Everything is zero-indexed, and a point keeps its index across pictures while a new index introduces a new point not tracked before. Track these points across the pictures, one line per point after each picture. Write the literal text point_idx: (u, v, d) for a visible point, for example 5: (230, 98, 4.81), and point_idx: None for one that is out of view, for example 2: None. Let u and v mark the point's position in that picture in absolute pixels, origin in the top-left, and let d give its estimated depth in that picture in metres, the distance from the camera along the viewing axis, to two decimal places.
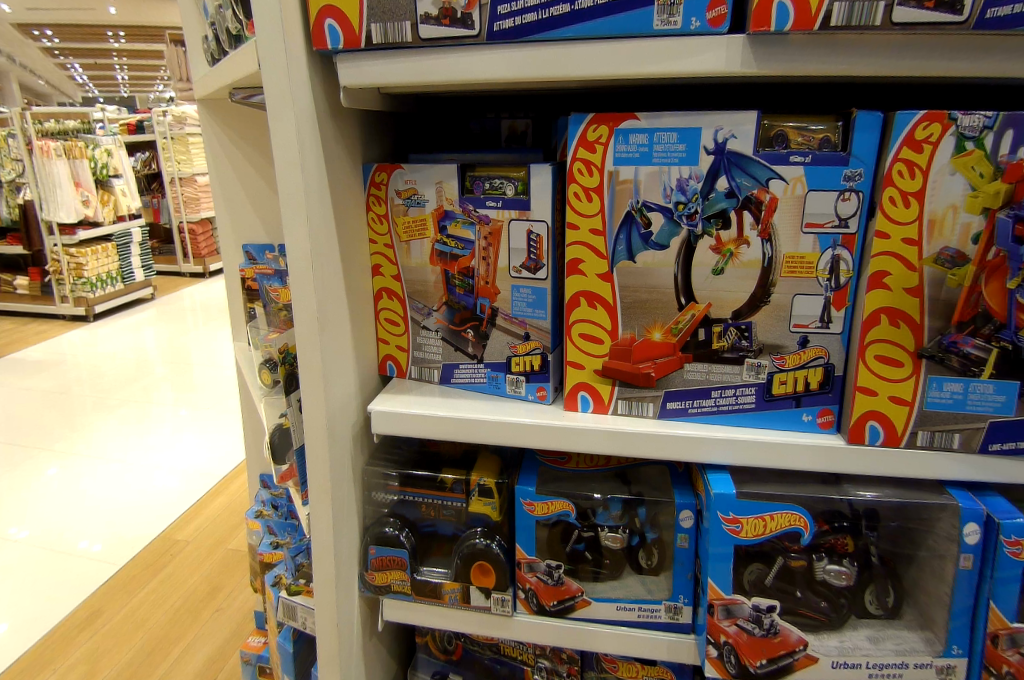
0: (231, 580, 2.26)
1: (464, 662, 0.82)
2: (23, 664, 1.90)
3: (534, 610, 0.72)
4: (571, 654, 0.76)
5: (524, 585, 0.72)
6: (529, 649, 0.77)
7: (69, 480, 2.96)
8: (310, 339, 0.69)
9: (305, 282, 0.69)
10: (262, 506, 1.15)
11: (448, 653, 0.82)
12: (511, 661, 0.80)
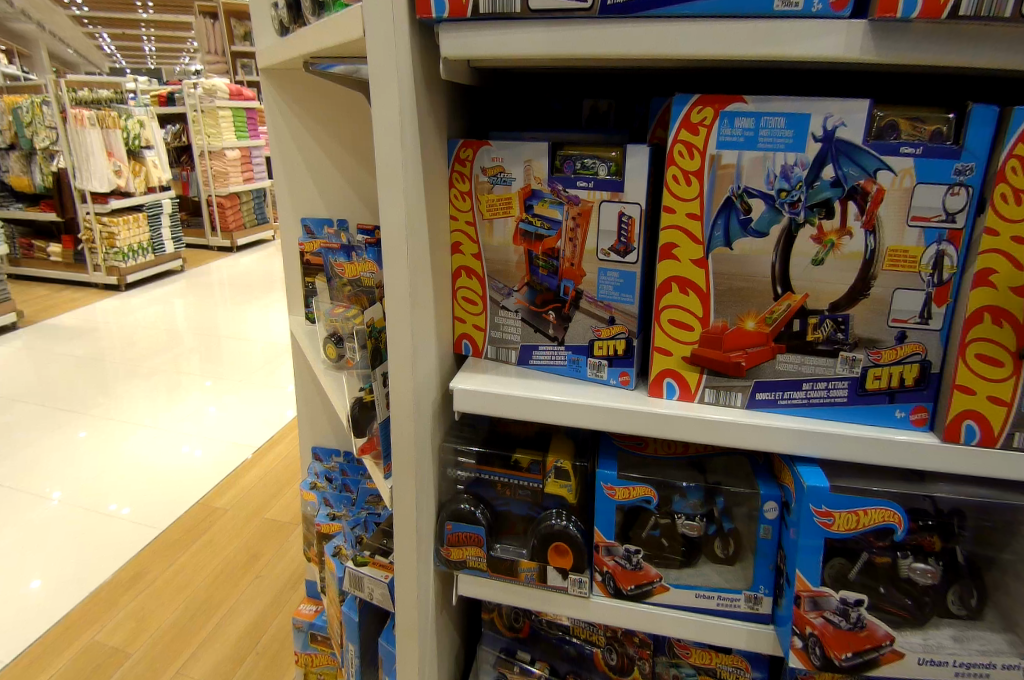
0: (269, 548, 2.31)
1: (532, 641, 0.84)
2: (70, 621, 1.97)
3: (611, 593, 0.72)
4: (643, 637, 0.77)
5: (601, 568, 0.72)
6: (601, 632, 0.80)
7: (105, 444, 3.03)
8: (401, 315, 0.69)
9: (400, 256, 0.68)
10: (318, 479, 1.20)
11: (516, 630, 0.84)
12: (580, 643, 0.82)
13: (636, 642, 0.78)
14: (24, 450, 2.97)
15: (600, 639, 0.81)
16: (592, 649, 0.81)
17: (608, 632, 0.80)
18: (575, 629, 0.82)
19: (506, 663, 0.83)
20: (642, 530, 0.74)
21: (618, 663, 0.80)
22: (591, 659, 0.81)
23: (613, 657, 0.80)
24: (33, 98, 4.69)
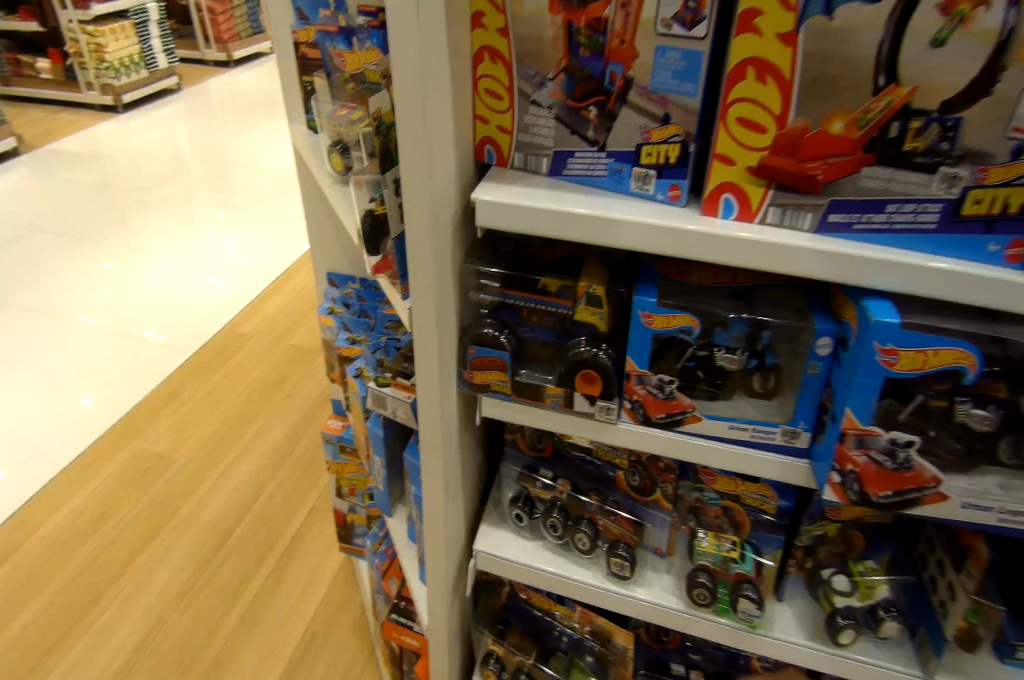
0: (296, 372, 2.39)
1: (556, 461, 0.87)
2: (119, 431, 2.14)
3: (640, 420, 0.69)
4: (668, 463, 0.77)
5: (631, 396, 0.68)
6: (625, 455, 0.81)
7: (127, 271, 3.05)
8: (412, 109, 0.57)
9: (407, 27, 0.54)
10: (334, 305, 1.16)
11: (538, 450, 0.87)
12: (602, 466, 0.84)
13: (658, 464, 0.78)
14: (50, 275, 3.02)
15: (623, 462, 0.81)
16: (614, 471, 0.83)
17: (631, 455, 0.80)
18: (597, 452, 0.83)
19: (527, 478, 0.86)
20: (676, 361, 0.71)
21: (640, 485, 0.80)
22: (613, 480, 0.83)
23: (635, 479, 0.80)
24: None
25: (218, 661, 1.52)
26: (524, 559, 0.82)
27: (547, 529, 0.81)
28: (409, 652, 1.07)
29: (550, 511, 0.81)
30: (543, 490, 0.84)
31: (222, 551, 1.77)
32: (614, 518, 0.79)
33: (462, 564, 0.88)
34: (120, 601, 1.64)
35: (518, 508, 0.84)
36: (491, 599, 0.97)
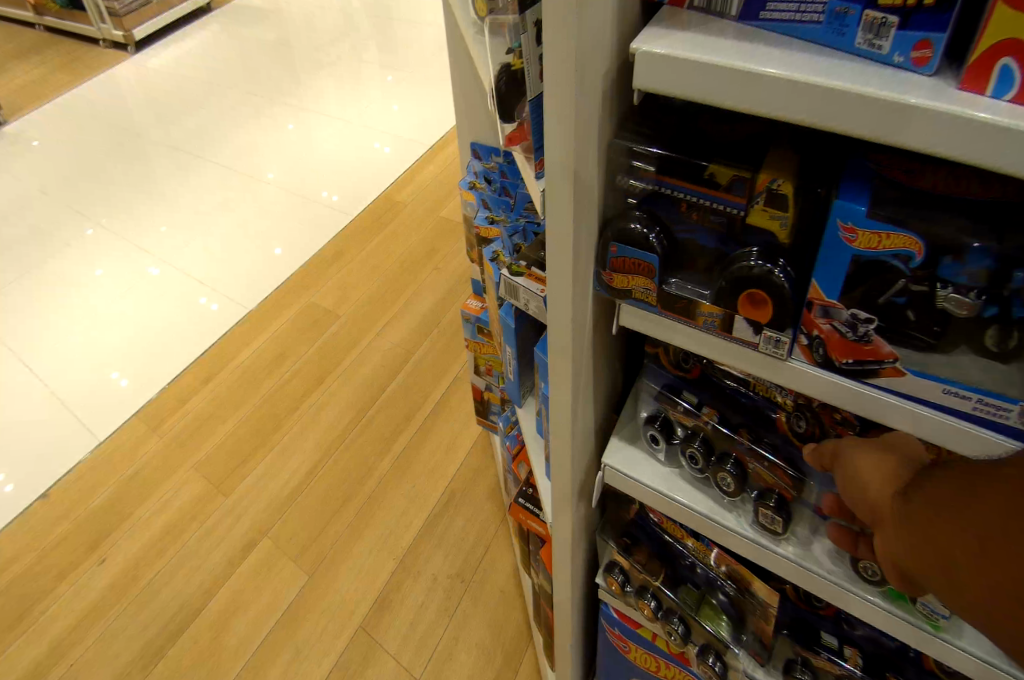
0: (445, 244, 2.43)
1: (702, 383, 0.77)
2: (294, 284, 2.36)
3: (816, 363, 0.52)
4: (847, 416, 0.66)
5: (811, 332, 0.51)
6: (791, 396, 0.70)
7: (303, 131, 3.22)
8: None
9: None
10: (476, 179, 1.09)
11: (682, 368, 0.78)
12: (759, 401, 0.74)
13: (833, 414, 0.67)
14: (241, 133, 3.28)
15: (787, 404, 0.70)
16: (774, 409, 0.72)
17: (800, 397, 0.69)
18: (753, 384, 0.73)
19: (667, 398, 0.77)
20: (880, 296, 0.48)
21: (805, 433, 0.69)
22: (770, 419, 0.73)
23: (801, 424, 0.69)
24: None
25: (369, 498, 1.72)
26: (655, 485, 0.73)
27: (691, 463, 0.72)
28: (533, 536, 1.10)
29: (694, 443, 0.71)
30: (687, 416, 0.74)
31: (376, 405, 1.94)
32: (768, 467, 0.68)
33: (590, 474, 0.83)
34: (294, 432, 1.89)
35: (657, 434, 0.74)
36: (619, 510, 0.88)
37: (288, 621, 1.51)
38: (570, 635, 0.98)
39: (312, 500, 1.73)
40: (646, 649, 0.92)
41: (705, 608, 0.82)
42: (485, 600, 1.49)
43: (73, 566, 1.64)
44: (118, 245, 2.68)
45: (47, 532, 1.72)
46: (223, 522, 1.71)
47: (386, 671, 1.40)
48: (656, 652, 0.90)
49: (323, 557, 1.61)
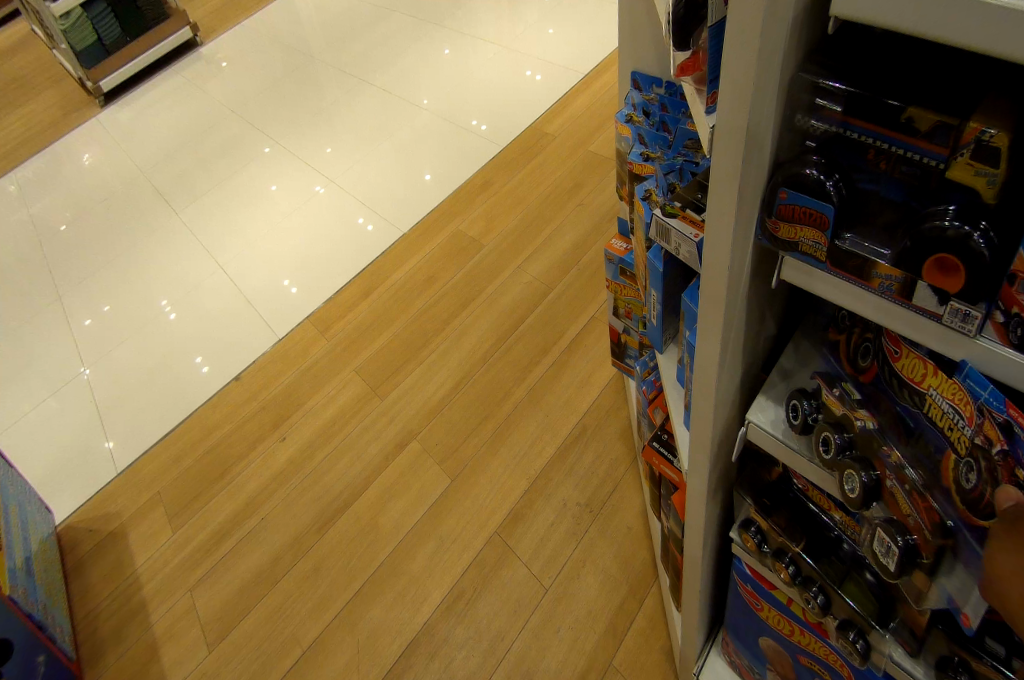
0: (593, 178, 2.39)
1: (871, 398, 0.67)
2: (446, 210, 2.46)
3: (1013, 346, 0.46)
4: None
5: (1009, 309, 0.45)
6: (970, 431, 0.51)
7: (458, 56, 3.25)
8: None
9: None
10: (634, 113, 1.05)
11: (856, 370, 0.70)
12: (929, 434, 0.58)
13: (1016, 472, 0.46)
14: (401, 57, 3.38)
15: (962, 442, 0.52)
16: (943, 450, 0.56)
17: (981, 438, 0.49)
18: (928, 405, 0.57)
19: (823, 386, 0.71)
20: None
21: (967, 490, 0.51)
22: (936, 458, 0.57)
23: (970, 479, 0.51)
24: None
25: (504, 420, 1.83)
26: (797, 447, 0.70)
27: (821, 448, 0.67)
28: (665, 481, 1.11)
29: (828, 429, 0.66)
30: (837, 405, 0.68)
31: (515, 332, 2.02)
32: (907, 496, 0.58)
33: (732, 427, 0.82)
34: (440, 350, 2.04)
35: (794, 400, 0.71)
36: (758, 470, 0.87)
37: (430, 517, 1.68)
38: (697, 587, 0.99)
39: (452, 414, 1.88)
40: (779, 611, 0.90)
41: (849, 584, 0.77)
42: (610, 531, 1.56)
43: (257, 440, 1.95)
44: (295, 163, 2.95)
45: (239, 409, 2.04)
46: (376, 422, 1.92)
47: (514, 576, 1.53)
48: (791, 617, 0.88)
49: (462, 466, 1.76)
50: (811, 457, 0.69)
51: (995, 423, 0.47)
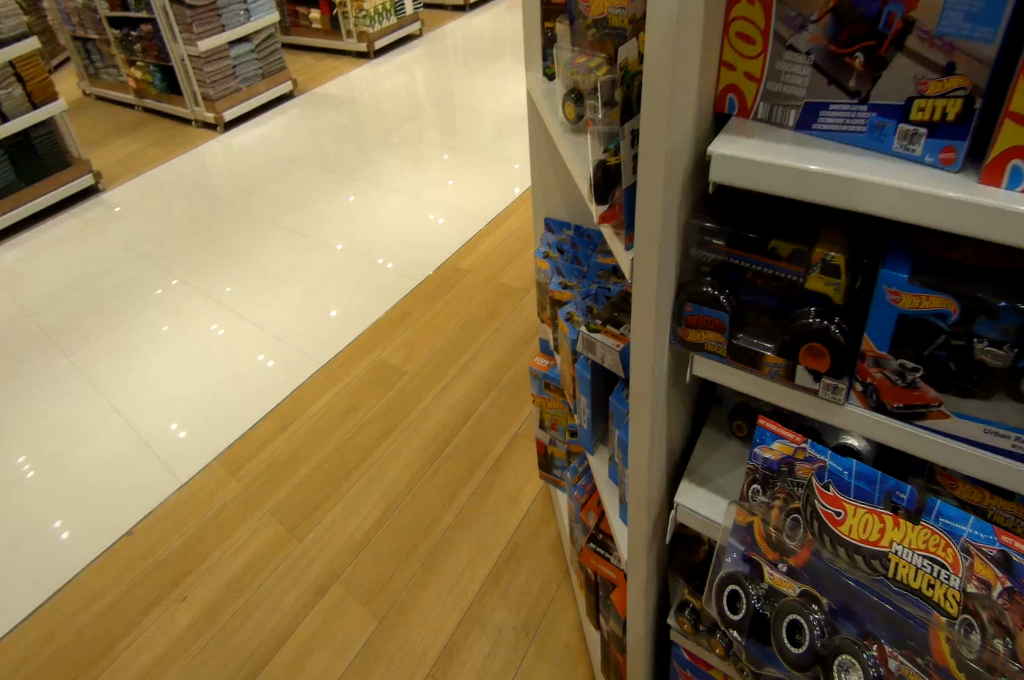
0: (505, 309, 2.59)
1: (813, 570, 0.71)
2: (364, 342, 2.53)
3: (873, 409, 0.61)
4: None
5: (864, 379, 0.61)
6: (960, 584, 0.61)
7: (368, 204, 3.50)
8: (659, 63, 0.56)
9: None
10: (550, 250, 1.23)
11: (786, 551, 0.73)
12: (903, 607, 0.64)
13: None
14: (313, 204, 3.58)
15: (955, 601, 0.61)
16: (927, 620, 0.62)
17: (973, 581, 0.61)
18: (890, 564, 0.65)
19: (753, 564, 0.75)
20: (912, 354, 0.58)
21: (979, 649, 0.58)
22: (921, 636, 0.63)
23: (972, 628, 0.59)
24: None
25: (434, 548, 1.79)
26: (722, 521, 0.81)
27: (792, 643, 0.68)
28: (604, 582, 1.16)
29: (798, 613, 0.68)
30: (787, 584, 0.72)
31: (441, 455, 2.05)
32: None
33: (663, 512, 0.91)
34: (363, 481, 2.00)
35: (735, 589, 0.75)
36: (688, 554, 0.94)
37: (358, 665, 1.56)
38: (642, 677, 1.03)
39: (378, 548, 1.82)
40: None
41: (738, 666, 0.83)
42: (550, 654, 1.53)
43: (155, 601, 1.75)
44: (205, 300, 2.94)
45: (134, 566, 1.85)
46: (297, 563, 1.81)
47: None
48: None
49: (392, 602, 1.68)
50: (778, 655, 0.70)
51: (988, 559, 0.61)
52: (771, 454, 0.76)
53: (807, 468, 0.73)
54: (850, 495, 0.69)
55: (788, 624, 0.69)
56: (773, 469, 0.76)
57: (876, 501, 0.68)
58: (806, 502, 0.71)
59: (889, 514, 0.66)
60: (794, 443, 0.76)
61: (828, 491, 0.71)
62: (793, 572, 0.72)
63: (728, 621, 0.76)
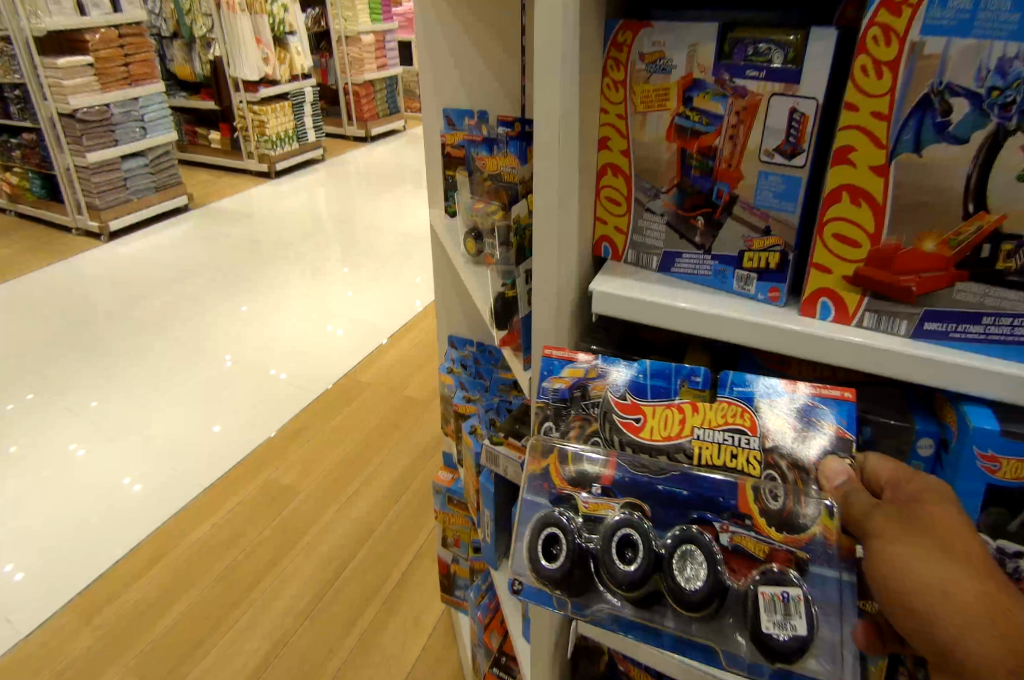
0: (406, 421, 2.59)
1: (624, 482, 0.64)
2: (254, 459, 2.40)
3: None
4: (838, 437, 0.63)
5: None
6: (757, 442, 0.65)
7: (264, 316, 3.44)
8: (550, 215, 0.72)
9: (551, 154, 0.70)
10: (454, 366, 1.31)
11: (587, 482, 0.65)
12: (715, 480, 0.62)
13: (818, 447, 0.63)
14: (204, 315, 3.47)
15: (757, 462, 0.64)
16: (735, 484, 0.61)
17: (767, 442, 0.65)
18: (695, 451, 0.66)
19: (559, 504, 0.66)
20: None
21: (785, 506, 0.58)
22: (734, 502, 0.61)
23: (779, 494, 0.59)
24: None
25: None
26: None
27: (623, 561, 0.60)
28: None
29: (620, 529, 0.61)
30: (604, 505, 0.64)
31: (338, 581, 1.93)
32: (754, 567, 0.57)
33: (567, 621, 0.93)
34: (247, 616, 1.82)
35: (556, 531, 0.63)
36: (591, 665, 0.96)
37: None
38: None
39: None
40: None
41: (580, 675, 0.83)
42: None
43: None
44: (70, 417, 2.67)
45: None
46: None
47: None
48: None
49: None
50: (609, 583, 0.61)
51: (778, 410, 0.66)
52: (561, 384, 0.75)
53: (600, 384, 0.73)
54: (647, 398, 0.71)
55: (618, 541, 0.61)
56: (565, 398, 0.74)
57: (672, 395, 0.70)
58: (606, 415, 0.71)
59: (685, 403, 0.69)
60: (586, 363, 0.74)
61: (625, 400, 0.71)
62: (607, 490, 0.65)
63: (544, 573, 0.62)
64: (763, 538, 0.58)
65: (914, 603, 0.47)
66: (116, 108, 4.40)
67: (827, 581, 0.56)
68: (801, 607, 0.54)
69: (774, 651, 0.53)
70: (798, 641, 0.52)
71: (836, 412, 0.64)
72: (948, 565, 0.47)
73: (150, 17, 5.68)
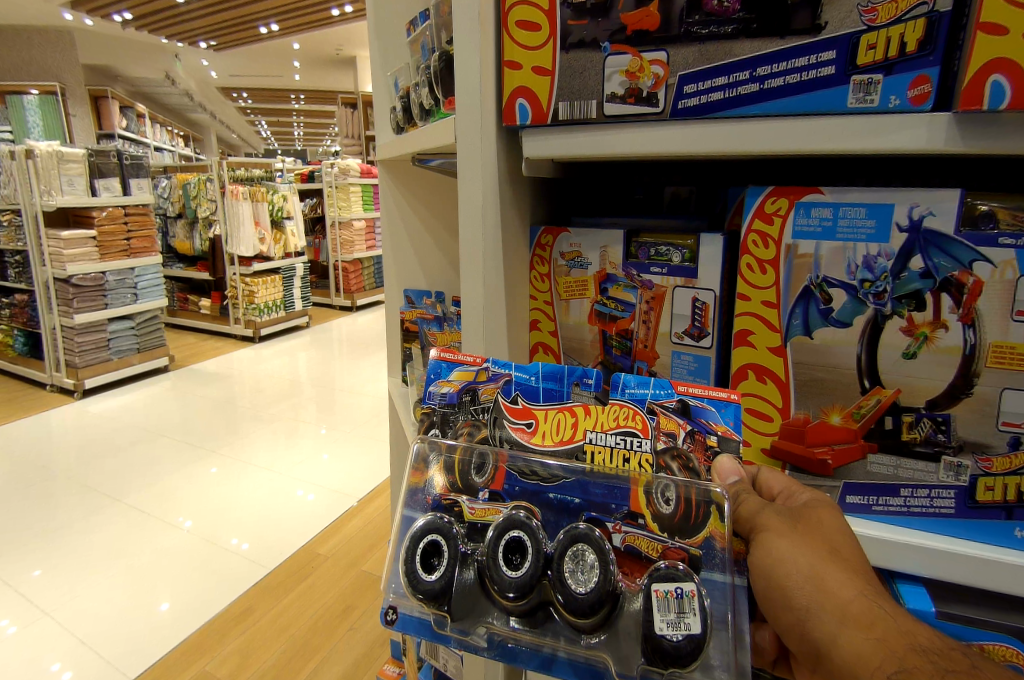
0: (363, 602, 2.41)
1: (511, 477, 0.69)
2: (191, 645, 2.17)
3: None
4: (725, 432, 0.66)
5: None
6: (649, 446, 0.68)
7: (228, 479, 3.33)
8: None
9: (476, 323, 0.82)
10: None
11: (478, 487, 0.70)
12: (607, 482, 0.66)
13: (707, 449, 0.67)
14: (165, 477, 3.35)
15: (649, 464, 0.67)
16: (628, 481, 0.65)
17: (662, 440, 0.68)
18: (587, 454, 0.69)
19: (446, 512, 0.70)
20: None
21: (676, 512, 0.63)
22: (622, 496, 0.66)
23: (669, 496, 0.63)
24: (201, 177, 5.92)
25: None
26: None
27: (510, 565, 0.63)
28: None
29: (520, 531, 0.64)
30: (491, 511, 0.68)
31: None
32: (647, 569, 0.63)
33: None
34: None
35: (438, 539, 0.66)
36: None
37: None
38: None
39: None
40: None
41: None
42: None
43: None
44: None
45: None
46: None
47: None
48: None
49: None
50: (496, 593, 0.63)
51: (669, 412, 0.68)
52: (449, 388, 0.76)
53: (491, 388, 0.75)
54: (539, 400, 0.74)
55: (507, 544, 0.64)
56: (454, 403, 0.76)
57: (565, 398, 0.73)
58: (498, 416, 0.74)
59: (578, 407, 0.71)
60: (474, 366, 0.77)
61: (516, 405, 0.74)
62: (495, 495, 0.69)
63: (422, 588, 0.64)
64: (654, 537, 0.63)
65: (792, 592, 0.57)
66: (111, 277, 4.63)
67: (719, 585, 0.61)
68: (693, 602, 0.58)
69: (668, 651, 0.57)
70: (690, 639, 0.57)
71: (723, 412, 0.67)
72: (836, 570, 0.57)
73: (159, 200, 6.25)
